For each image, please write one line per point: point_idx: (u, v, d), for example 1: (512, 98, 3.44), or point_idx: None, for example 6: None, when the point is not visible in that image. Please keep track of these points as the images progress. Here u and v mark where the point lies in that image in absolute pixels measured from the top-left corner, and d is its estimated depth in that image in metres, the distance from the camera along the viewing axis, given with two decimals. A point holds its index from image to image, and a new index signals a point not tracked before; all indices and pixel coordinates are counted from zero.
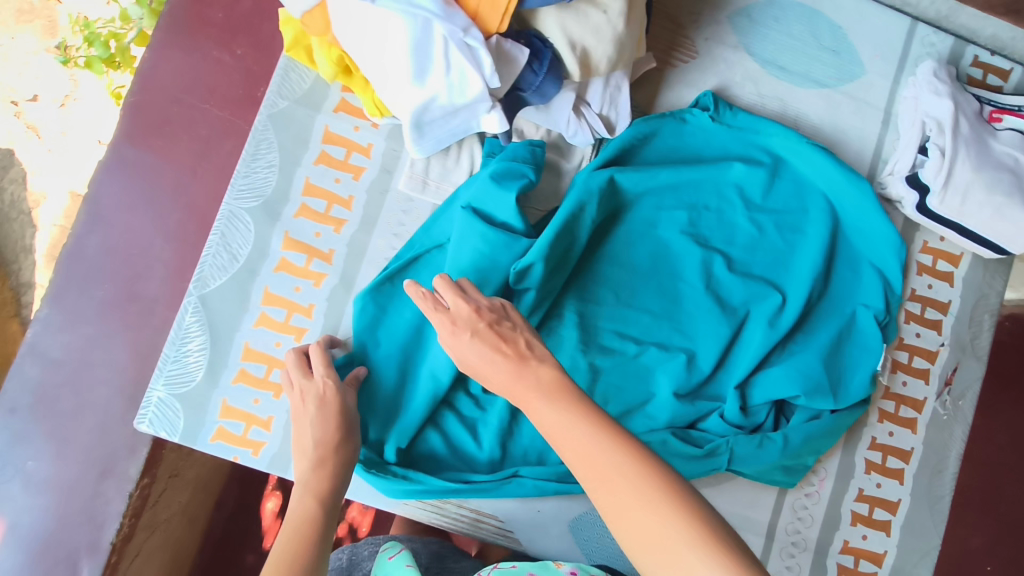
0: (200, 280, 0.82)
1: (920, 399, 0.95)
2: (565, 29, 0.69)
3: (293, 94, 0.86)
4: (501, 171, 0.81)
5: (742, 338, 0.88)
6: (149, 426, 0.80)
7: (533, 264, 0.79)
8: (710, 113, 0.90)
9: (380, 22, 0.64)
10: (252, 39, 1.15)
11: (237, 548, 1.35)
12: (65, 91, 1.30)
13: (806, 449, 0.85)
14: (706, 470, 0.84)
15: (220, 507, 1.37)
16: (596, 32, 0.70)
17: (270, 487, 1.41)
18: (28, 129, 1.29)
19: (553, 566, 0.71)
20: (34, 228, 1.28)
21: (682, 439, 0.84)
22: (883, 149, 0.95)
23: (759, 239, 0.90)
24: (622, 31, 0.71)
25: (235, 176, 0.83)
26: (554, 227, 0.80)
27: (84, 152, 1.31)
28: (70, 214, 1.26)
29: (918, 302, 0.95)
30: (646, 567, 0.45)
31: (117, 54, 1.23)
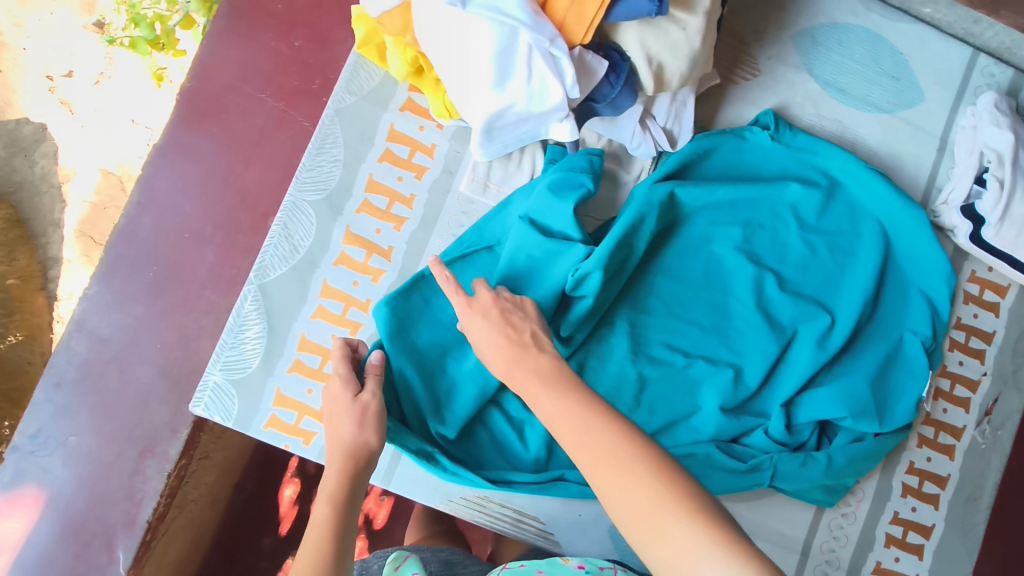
0: (262, 269, 0.83)
1: (960, 427, 0.94)
2: (644, 44, 0.70)
3: (361, 92, 0.88)
4: (558, 182, 0.82)
5: (789, 357, 0.87)
6: (204, 409, 0.81)
7: (591, 272, 0.79)
8: (770, 133, 0.91)
9: (466, 27, 0.65)
10: (310, 32, 1.16)
11: (253, 531, 1.32)
12: (100, 68, 1.40)
13: (848, 470, 0.85)
14: (748, 485, 0.83)
15: (239, 489, 1.33)
16: (674, 48, 0.71)
17: (289, 473, 1.36)
18: (62, 104, 1.40)
19: (561, 563, 0.75)
20: (63, 203, 1.40)
21: (726, 452, 0.84)
22: (937, 177, 0.95)
23: (811, 259, 0.89)
24: (699, 48, 0.72)
25: (301, 169, 0.85)
26: (614, 237, 0.81)
27: (115, 129, 1.41)
28: (101, 193, 1.39)
29: (963, 331, 0.95)
30: (630, 534, 0.51)
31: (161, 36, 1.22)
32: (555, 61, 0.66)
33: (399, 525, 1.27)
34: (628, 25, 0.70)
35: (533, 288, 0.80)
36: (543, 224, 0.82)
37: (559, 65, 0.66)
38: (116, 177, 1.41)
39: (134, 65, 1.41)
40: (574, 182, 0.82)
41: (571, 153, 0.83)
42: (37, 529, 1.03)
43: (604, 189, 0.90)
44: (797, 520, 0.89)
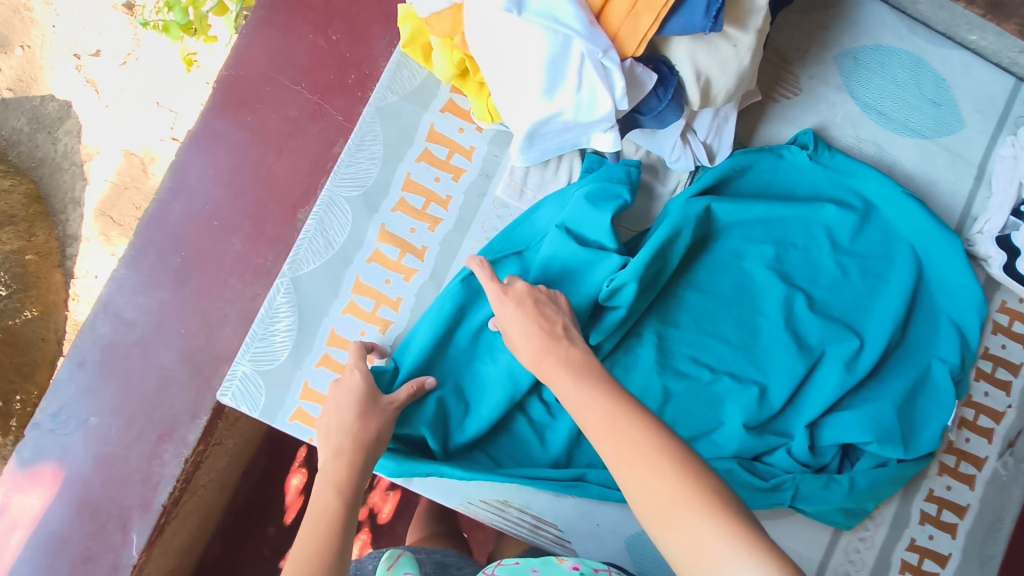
0: (295, 263, 0.84)
1: (982, 457, 0.93)
2: (694, 59, 0.70)
3: (403, 91, 0.88)
4: (596, 192, 0.81)
5: (815, 379, 0.86)
6: (231, 398, 0.82)
7: (625, 284, 0.78)
8: (809, 152, 0.90)
9: (520, 32, 0.65)
10: (348, 26, 1.16)
11: (258, 519, 1.32)
12: (128, 49, 1.40)
13: (870, 495, 0.83)
14: (769, 503, 0.82)
15: (246, 476, 1.34)
16: (723, 65, 0.71)
17: (296, 462, 1.35)
18: (88, 83, 1.41)
19: (556, 561, 0.72)
20: (84, 180, 1.42)
21: (748, 470, 0.82)
22: (973, 206, 0.94)
23: (842, 281, 0.88)
24: (748, 65, 0.72)
25: (340, 164, 0.85)
26: (651, 250, 0.80)
27: (138, 111, 1.41)
28: (123, 173, 1.40)
29: (990, 361, 0.94)
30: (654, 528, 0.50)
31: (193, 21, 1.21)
32: (607, 73, 0.66)
33: (403, 521, 1.27)
34: (679, 40, 0.70)
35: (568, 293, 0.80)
36: (580, 232, 0.82)
37: (610, 76, 0.66)
38: (137, 158, 1.41)
39: (163, 49, 1.42)
40: (613, 192, 0.82)
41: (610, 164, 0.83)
42: (53, 507, 1.04)
43: (640, 201, 0.90)
44: (813, 541, 0.89)
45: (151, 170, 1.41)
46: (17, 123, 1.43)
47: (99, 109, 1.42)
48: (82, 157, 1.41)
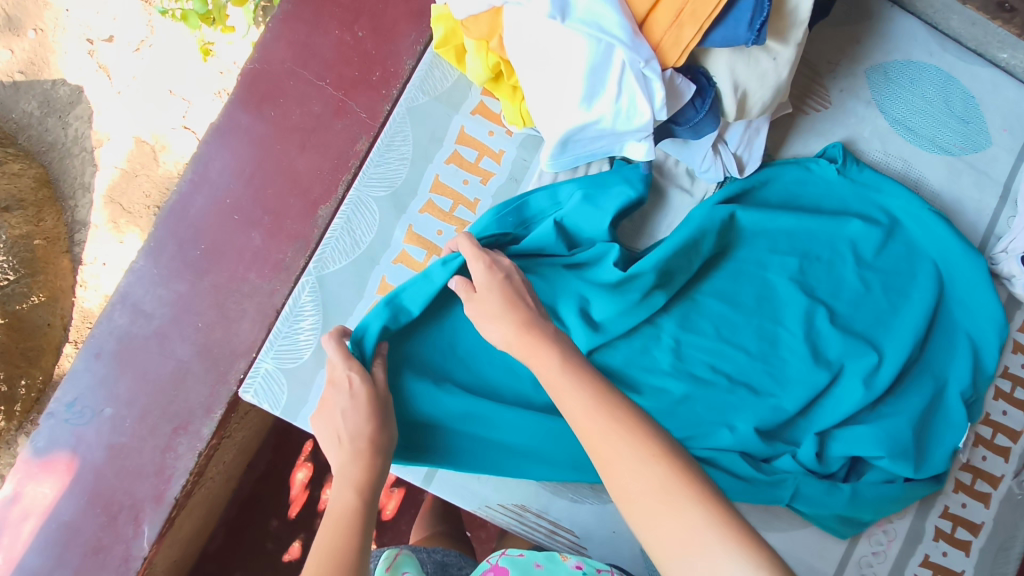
0: (321, 261, 0.84)
1: (997, 475, 0.93)
2: (733, 71, 0.70)
3: (434, 92, 0.89)
4: (592, 188, 0.83)
5: (834, 393, 0.85)
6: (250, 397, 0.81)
7: (644, 272, 0.80)
8: (837, 165, 0.90)
9: (559, 41, 0.66)
10: (374, 22, 1.15)
11: (263, 512, 1.32)
12: (141, 36, 1.40)
13: (874, 508, 0.83)
14: (767, 499, 0.82)
15: (250, 469, 1.33)
16: (762, 78, 0.71)
17: (302, 457, 1.35)
18: (100, 69, 1.41)
19: (559, 559, 0.75)
20: (95, 167, 1.41)
21: (750, 463, 0.82)
22: (997, 225, 0.95)
23: (864, 296, 0.88)
24: (786, 79, 0.72)
25: (369, 165, 0.86)
26: (674, 243, 0.82)
27: (149, 98, 1.40)
28: (133, 160, 1.40)
29: (1009, 380, 0.94)
30: (638, 519, 0.50)
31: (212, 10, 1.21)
32: (646, 84, 0.66)
33: (406, 518, 1.27)
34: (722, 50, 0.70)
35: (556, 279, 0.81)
36: (574, 228, 0.84)
37: (649, 87, 0.66)
38: (149, 146, 1.40)
39: (176, 36, 1.41)
40: (614, 192, 0.83)
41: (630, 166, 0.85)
42: (65, 496, 1.04)
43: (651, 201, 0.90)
44: (825, 555, 0.89)
45: (162, 159, 1.40)
46: (27, 107, 1.43)
47: (110, 95, 1.41)
48: (92, 144, 1.41)
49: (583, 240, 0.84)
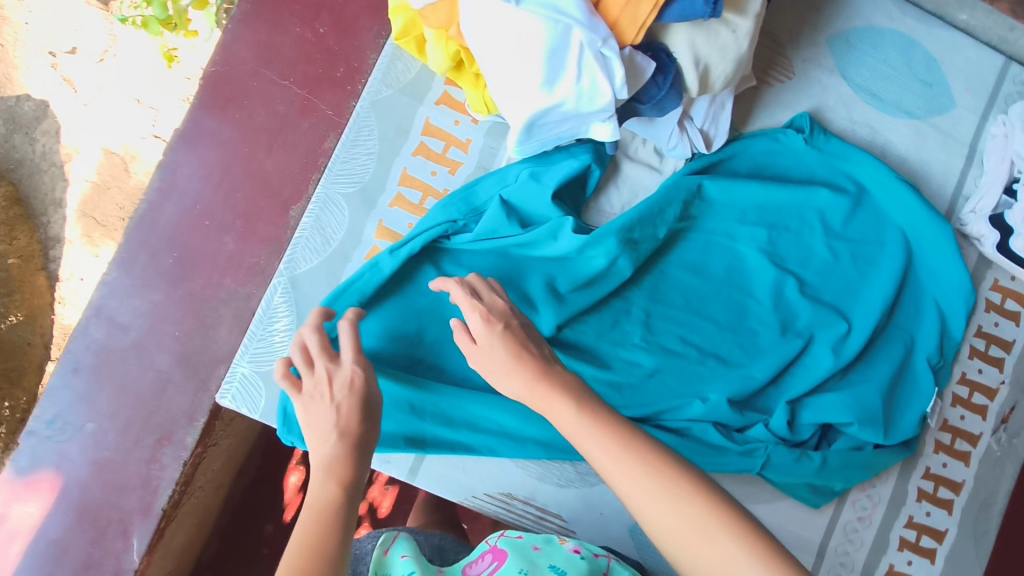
0: (292, 261, 0.82)
1: (976, 434, 0.94)
2: (693, 45, 0.70)
3: (397, 84, 0.87)
4: (539, 168, 0.82)
5: (805, 361, 0.87)
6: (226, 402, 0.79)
7: (606, 236, 0.80)
8: (805, 135, 0.91)
9: (515, 24, 0.65)
10: (335, 18, 1.14)
11: (256, 516, 1.31)
12: (104, 45, 1.38)
13: (839, 474, 0.84)
14: (736, 467, 0.83)
15: (242, 475, 1.32)
16: (722, 51, 0.71)
17: (294, 460, 1.35)
18: (64, 82, 1.38)
19: (557, 541, 0.75)
20: (65, 181, 1.38)
21: (724, 434, 0.83)
22: (965, 185, 0.95)
23: (833, 265, 0.89)
24: (746, 51, 0.72)
25: (335, 160, 0.84)
26: (636, 211, 0.82)
27: (118, 109, 1.38)
28: (104, 173, 1.38)
29: (983, 339, 0.95)
30: (675, 552, 0.51)
31: (173, 15, 1.18)
32: (605, 61, 0.65)
33: (400, 515, 1.27)
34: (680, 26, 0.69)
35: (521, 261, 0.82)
36: (521, 206, 0.82)
37: (608, 65, 0.65)
38: (118, 157, 1.38)
39: (141, 44, 1.39)
40: (559, 166, 0.81)
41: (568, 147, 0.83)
42: (51, 514, 1.03)
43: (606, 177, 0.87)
44: (811, 523, 0.89)
45: (133, 169, 1.38)
46: None
47: (76, 107, 1.39)
48: (62, 158, 1.38)
49: (534, 219, 0.82)
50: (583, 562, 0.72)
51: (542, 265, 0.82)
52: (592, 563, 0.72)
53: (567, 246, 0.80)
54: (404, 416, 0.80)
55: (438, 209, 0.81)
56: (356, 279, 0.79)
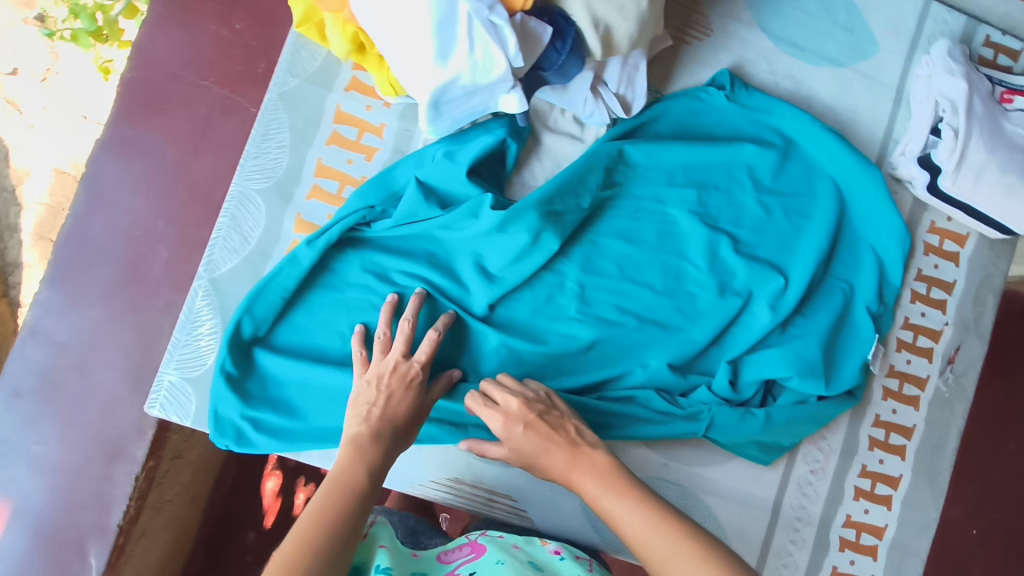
0: (211, 263, 0.82)
1: (924, 377, 0.94)
2: (589, 6, 0.68)
3: (304, 73, 0.86)
4: (455, 147, 0.81)
5: (744, 319, 0.85)
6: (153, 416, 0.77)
7: (526, 210, 0.79)
8: (726, 92, 0.90)
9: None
10: (251, 13, 1.12)
11: (236, 525, 1.29)
12: (44, 64, 1.29)
13: (786, 430, 0.85)
14: (682, 432, 0.82)
15: (218, 485, 1.30)
16: (621, 10, 0.69)
17: (270, 465, 1.32)
18: (6, 103, 1.29)
19: (538, 543, 0.77)
20: (19, 207, 1.29)
21: (667, 399, 0.82)
22: (894, 129, 0.95)
23: (766, 222, 0.87)
24: (646, 8, 0.70)
25: (246, 156, 0.83)
26: (555, 181, 0.81)
27: (69, 128, 1.30)
28: (61, 195, 1.28)
29: (924, 282, 0.95)
30: None
31: (103, 27, 1.13)
32: (496, 27, 0.64)
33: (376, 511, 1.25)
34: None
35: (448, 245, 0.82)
36: (439, 186, 0.81)
37: (500, 30, 0.64)
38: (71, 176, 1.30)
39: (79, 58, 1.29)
40: (474, 142, 0.81)
41: (483, 123, 0.83)
42: (6, 543, 0.99)
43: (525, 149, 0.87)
44: (763, 480, 0.89)
45: None
46: None
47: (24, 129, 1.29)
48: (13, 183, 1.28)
49: (455, 198, 0.82)
50: (563, 562, 0.72)
51: (468, 244, 0.81)
52: (574, 561, 0.72)
53: (488, 224, 0.79)
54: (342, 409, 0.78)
55: (355, 196, 0.81)
56: (275, 274, 0.79)
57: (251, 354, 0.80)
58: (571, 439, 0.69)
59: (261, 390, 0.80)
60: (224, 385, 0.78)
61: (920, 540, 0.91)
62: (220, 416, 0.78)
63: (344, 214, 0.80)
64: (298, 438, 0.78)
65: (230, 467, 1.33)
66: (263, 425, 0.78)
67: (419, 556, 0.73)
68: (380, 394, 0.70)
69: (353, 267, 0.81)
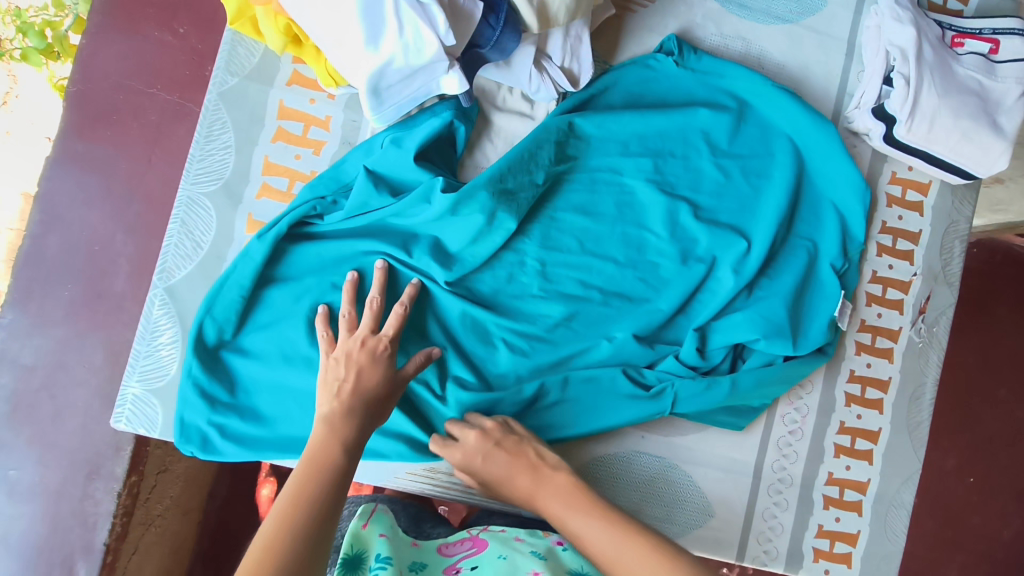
0: (165, 272, 0.81)
1: (896, 329, 0.94)
2: None
3: (243, 71, 0.86)
4: (401, 133, 0.80)
5: (710, 285, 0.85)
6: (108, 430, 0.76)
7: (477, 190, 0.78)
8: (675, 58, 0.89)
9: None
10: (194, 16, 1.10)
11: (235, 536, 1.27)
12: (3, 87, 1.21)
13: (755, 395, 0.83)
14: (650, 413, 0.81)
15: (212, 498, 1.29)
16: None
17: (263, 473, 1.32)
18: None
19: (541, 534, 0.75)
20: None
21: (633, 379, 0.81)
22: (848, 83, 0.94)
23: (725, 185, 0.87)
24: None
25: (191, 160, 0.83)
26: (505, 158, 0.80)
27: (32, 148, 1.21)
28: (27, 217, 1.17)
29: (890, 234, 0.95)
30: None
31: (55, 44, 1.12)
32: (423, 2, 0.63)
33: None
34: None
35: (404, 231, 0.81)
36: (388, 173, 0.81)
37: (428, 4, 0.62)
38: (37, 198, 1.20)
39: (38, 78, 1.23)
40: (420, 126, 0.80)
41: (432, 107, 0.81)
42: None
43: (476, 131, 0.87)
44: (743, 446, 0.89)
45: None
46: None
47: None
48: None
49: (406, 185, 0.81)
50: (564, 553, 0.71)
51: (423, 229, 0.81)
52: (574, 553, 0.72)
53: (440, 209, 0.78)
54: (310, 407, 0.78)
55: (306, 189, 0.81)
56: (231, 273, 0.79)
57: (215, 358, 0.79)
58: (533, 463, 0.71)
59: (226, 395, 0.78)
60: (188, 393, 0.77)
61: (904, 492, 0.91)
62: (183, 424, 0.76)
63: (296, 206, 0.81)
64: (264, 445, 0.77)
65: (224, 476, 1.31)
66: (227, 431, 0.77)
67: (420, 544, 0.75)
68: (350, 369, 0.70)
69: (309, 258, 0.81)
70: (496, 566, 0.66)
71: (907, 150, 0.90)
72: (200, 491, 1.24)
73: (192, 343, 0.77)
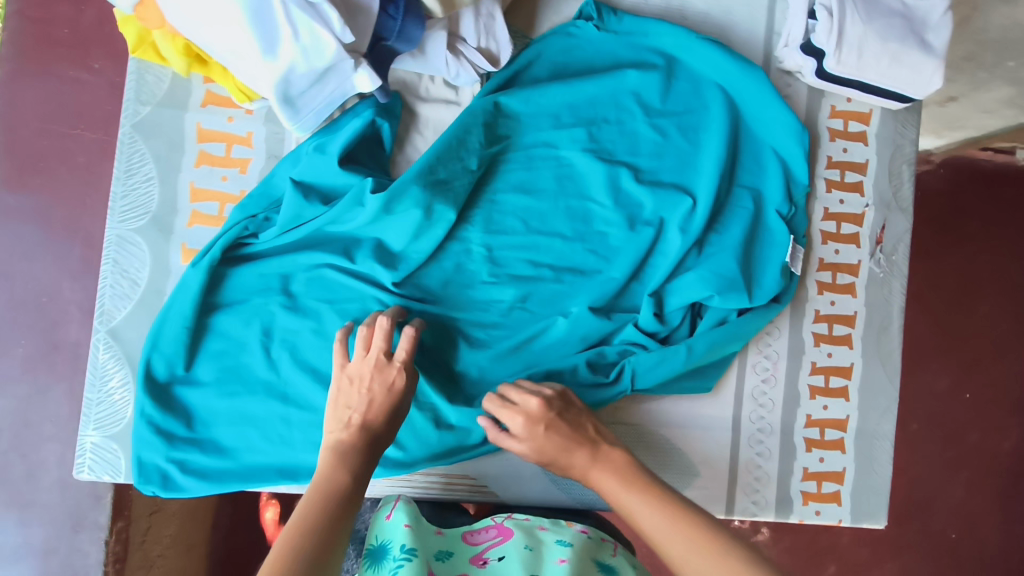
0: (105, 315, 0.80)
1: (854, 263, 0.93)
2: None
3: (154, 98, 0.84)
4: (325, 140, 0.80)
5: (661, 246, 0.84)
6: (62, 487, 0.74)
7: (408, 186, 0.77)
8: (594, 23, 0.88)
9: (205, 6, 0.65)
10: (107, 50, 1.06)
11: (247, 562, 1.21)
12: None
13: (713, 353, 0.83)
14: (611, 397, 0.81)
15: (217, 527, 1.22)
16: None
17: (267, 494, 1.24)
18: None
19: (563, 523, 0.72)
20: None
21: (592, 366, 0.81)
22: (774, 23, 0.93)
23: (663, 144, 0.86)
24: None
25: (114, 198, 0.81)
26: (432, 150, 0.80)
27: None
28: None
29: (836, 169, 0.94)
30: None
31: None
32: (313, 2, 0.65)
33: None
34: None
35: (341, 238, 0.81)
36: (318, 182, 0.80)
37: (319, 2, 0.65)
38: None
39: None
40: (343, 130, 0.80)
41: (351, 108, 0.82)
42: None
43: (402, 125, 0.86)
44: (723, 402, 0.89)
45: None
46: None
47: None
48: None
49: (339, 190, 0.80)
50: (588, 539, 0.68)
51: (360, 234, 0.80)
52: (599, 543, 0.68)
53: (374, 210, 0.77)
54: (269, 437, 0.78)
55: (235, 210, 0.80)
56: (170, 306, 0.78)
57: (167, 395, 0.78)
58: (592, 435, 0.68)
59: (189, 431, 0.77)
60: (145, 431, 0.76)
61: (883, 422, 0.92)
62: (143, 467, 0.75)
63: (228, 228, 0.79)
64: (228, 478, 0.76)
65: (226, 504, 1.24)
66: (192, 469, 0.76)
67: (443, 534, 0.71)
68: (362, 397, 0.68)
69: (249, 279, 0.80)
70: (524, 558, 0.61)
71: (840, 83, 0.89)
72: (202, 522, 1.17)
73: (140, 381, 0.76)
